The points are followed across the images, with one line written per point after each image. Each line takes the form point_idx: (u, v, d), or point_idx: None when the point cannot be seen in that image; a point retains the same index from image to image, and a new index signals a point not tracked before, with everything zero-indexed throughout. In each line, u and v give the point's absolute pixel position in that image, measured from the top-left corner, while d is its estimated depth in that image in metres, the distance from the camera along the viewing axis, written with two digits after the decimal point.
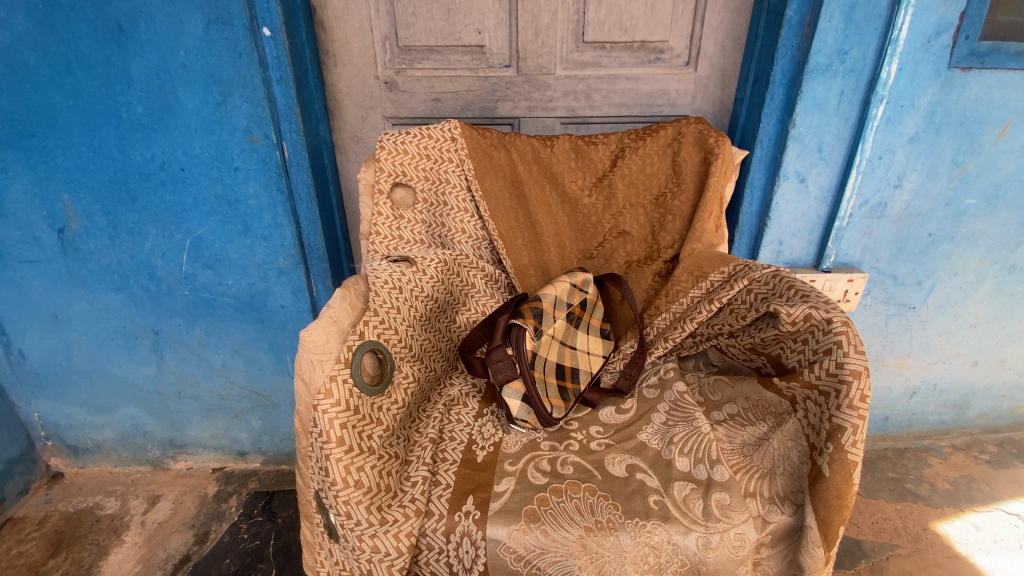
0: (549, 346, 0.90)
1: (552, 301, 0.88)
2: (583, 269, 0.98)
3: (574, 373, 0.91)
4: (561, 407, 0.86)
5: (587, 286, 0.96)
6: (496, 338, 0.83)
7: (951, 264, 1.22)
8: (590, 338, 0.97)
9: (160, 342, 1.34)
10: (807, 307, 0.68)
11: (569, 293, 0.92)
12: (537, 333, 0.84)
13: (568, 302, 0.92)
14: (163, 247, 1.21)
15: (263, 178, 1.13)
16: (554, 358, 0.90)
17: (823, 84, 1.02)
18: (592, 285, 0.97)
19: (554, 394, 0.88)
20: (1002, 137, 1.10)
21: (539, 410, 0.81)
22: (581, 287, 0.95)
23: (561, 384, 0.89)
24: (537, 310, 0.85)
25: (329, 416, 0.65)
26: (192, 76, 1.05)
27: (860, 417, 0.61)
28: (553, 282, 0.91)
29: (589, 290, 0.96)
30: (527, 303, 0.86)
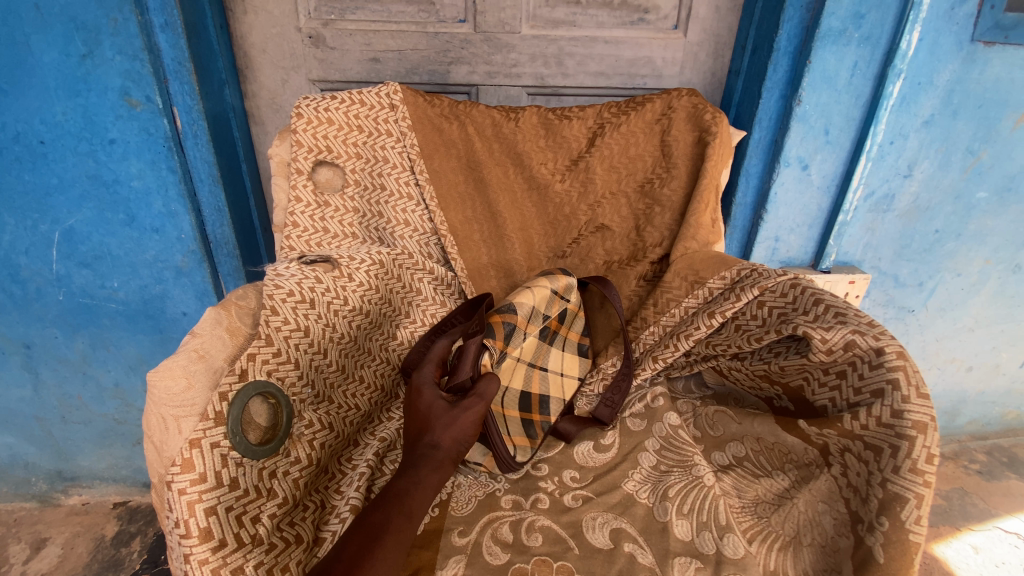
0: (514, 368, 0.72)
1: (527, 313, 0.70)
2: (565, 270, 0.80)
3: (542, 404, 0.74)
4: (527, 448, 0.69)
5: (570, 293, 0.77)
6: (461, 370, 0.57)
7: (955, 264, 1.11)
8: (565, 358, 0.79)
9: (33, 358, 1.08)
10: (848, 331, 0.52)
11: (549, 302, 0.74)
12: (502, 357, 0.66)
13: (546, 313, 0.74)
14: (26, 241, 0.96)
15: (148, 155, 0.88)
16: (518, 386, 0.73)
17: (834, 53, 0.87)
18: (577, 292, 0.79)
19: (518, 431, 0.70)
20: (1020, 123, 0.98)
21: (499, 454, 0.64)
22: (563, 294, 0.76)
23: (527, 418, 0.72)
24: (507, 326, 0.67)
25: (188, 500, 0.44)
26: (44, 19, 0.80)
27: (927, 486, 0.45)
28: (531, 286, 0.72)
29: (571, 299, 0.78)
30: (499, 314, 0.68)
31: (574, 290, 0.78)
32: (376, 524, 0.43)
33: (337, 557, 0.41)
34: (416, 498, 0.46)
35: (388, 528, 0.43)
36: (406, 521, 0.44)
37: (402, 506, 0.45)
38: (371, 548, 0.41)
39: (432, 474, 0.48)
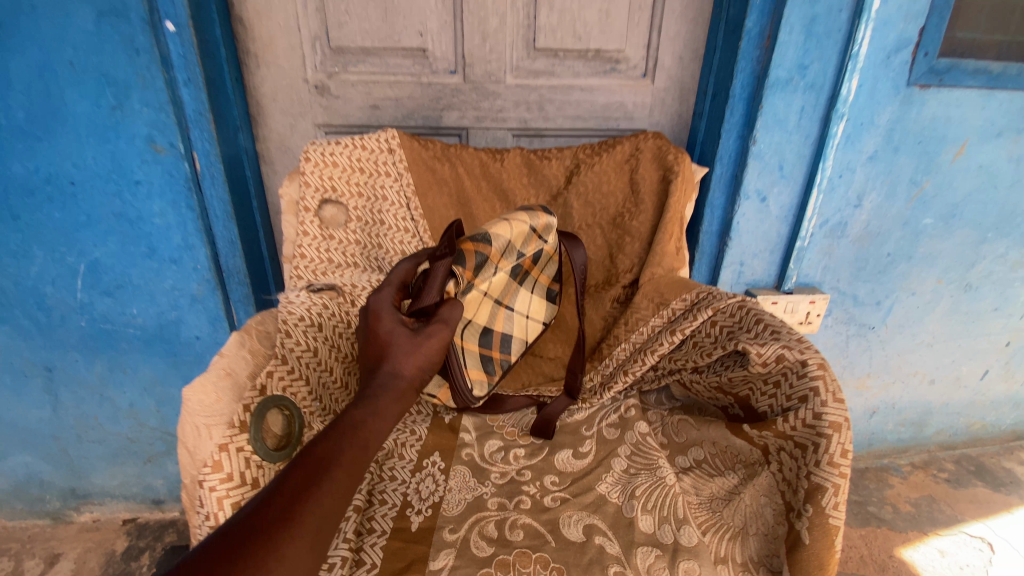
0: (481, 303, 0.75)
1: (501, 247, 0.74)
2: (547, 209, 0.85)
3: (505, 343, 0.82)
4: (485, 384, 0.79)
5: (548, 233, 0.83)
6: (427, 296, 0.61)
7: (909, 284, 1.21)
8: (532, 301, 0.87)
9: (54, 381, 1.16)
10: (779, 346, 0.60)
11: (526, 238, 0.79)
12: (467, 288, 0.70)
13: (521, 250, 0.79)
14: (53, 272, 1.04)
15: (170, 194, 0.98)
16: (484, 321, 0.78)
17: (783, 99, 0.97)
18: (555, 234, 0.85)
19: (478, 365, 0.77)
20: (958, 157, 1.09)
21: (456, 383, 0.73)
22: (541, 234, 0.81)
23: (489, 354, 0.79)
24: (477, 257, 0.71)
25: (217, 496, 0.52)
26: (82, 77, 0.90)
27: (842, 476, 0.53)
28: (509, 219, 0.77)
29: (548, 240, 0.83)
30: (473, 246, 0.71)
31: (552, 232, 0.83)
32: (326, 456, 0.41)
33: (280, 488, 0.39)
34: (373, 430, 0.45)
35: (339, 461, 0.41)
36: (362, 452, 0.43)
37: (356, 441, 0.43)
38: (318, 478, 0.40)
39: (391, 405, 0.48)
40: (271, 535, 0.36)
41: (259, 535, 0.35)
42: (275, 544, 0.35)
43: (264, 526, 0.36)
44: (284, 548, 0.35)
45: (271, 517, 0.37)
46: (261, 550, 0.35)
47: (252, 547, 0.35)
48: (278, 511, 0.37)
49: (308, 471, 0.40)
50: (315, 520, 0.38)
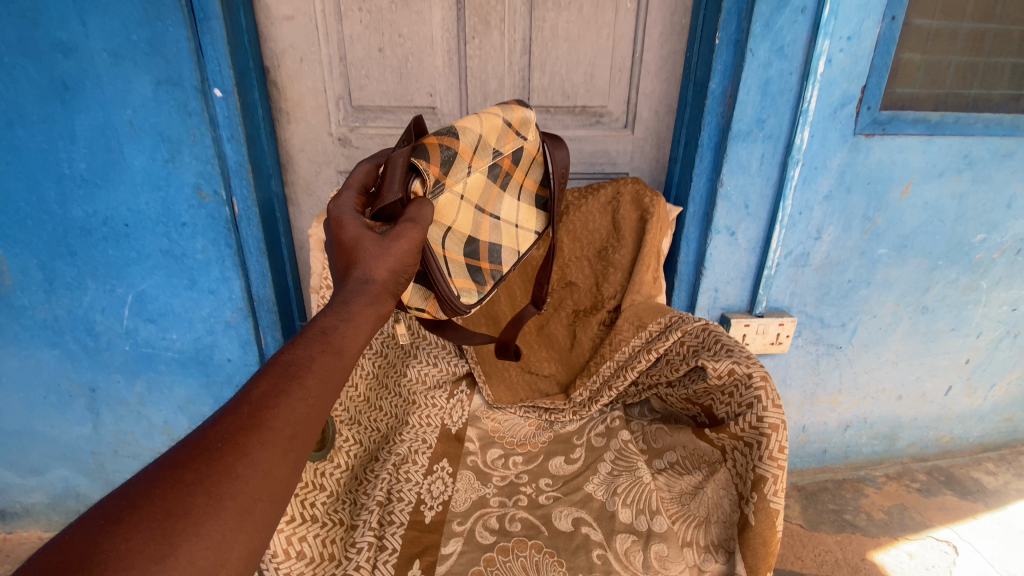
0: (460, 206, 0.74)
1: (472, 144, 0.72)
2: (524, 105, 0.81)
3: (494, 253, 0.82)
4: (474, 291, 0.80)
5: (526, 129, 0.79)
6: (390, 194, 0.62)
7: (870, 307, 1.34)
8: (520, 209, 0.85)
9: (97, 400, 1.29)
10: (731, 362, 0.73)
11: (502, 134, 0.76)
12: (437, 186, 0.69)
13: (497, 146, 0.75)
14: (103, 302, 1.18)
15: (212, 234, 1.12)
16: (467, 228, 0.77)
17: (745, 148, 1.12)
18: (536, 129, 0.80)
19: (466, 275, 0.79)
20: (905, 194, 1.22)
21: (442, 293, 0.73)
22: (518, 128, 0.78)
23: (478, 265, 0.81)
24: (443, 153, 0.69)
25: None
26: (139, 134, 1.04)
27: (780, 468, 0.65)
28: (480, 115, 0.74)
29: (527, 135, 0.79)
30: (437, 141, 0.70)
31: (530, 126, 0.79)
32: (296, 362, 0.42)
33: (248, 395, 0.40)
34: (345, 338, 0.46)
35: (313, 370, 0.42)
36: (339, 358, 0.45)
37: (330, 352, 0.44)
38: (288, 387, 0.41)
39: (366, 311, 0.50)
40: (239, 439, 0.37)
41: (222, 447, 0.36)
42: (244, 452, 0.36)
43: (230, 431, 0.37)
44: (253, 452, 0.37)
45: (239, 422, 0.38)
46: (229, 455, 0.36)
47: (219, 453, 0.36)
48: (247, 413, 0.38)
49: (278, 380, 0.41)
50: (286, 426, 0.39)
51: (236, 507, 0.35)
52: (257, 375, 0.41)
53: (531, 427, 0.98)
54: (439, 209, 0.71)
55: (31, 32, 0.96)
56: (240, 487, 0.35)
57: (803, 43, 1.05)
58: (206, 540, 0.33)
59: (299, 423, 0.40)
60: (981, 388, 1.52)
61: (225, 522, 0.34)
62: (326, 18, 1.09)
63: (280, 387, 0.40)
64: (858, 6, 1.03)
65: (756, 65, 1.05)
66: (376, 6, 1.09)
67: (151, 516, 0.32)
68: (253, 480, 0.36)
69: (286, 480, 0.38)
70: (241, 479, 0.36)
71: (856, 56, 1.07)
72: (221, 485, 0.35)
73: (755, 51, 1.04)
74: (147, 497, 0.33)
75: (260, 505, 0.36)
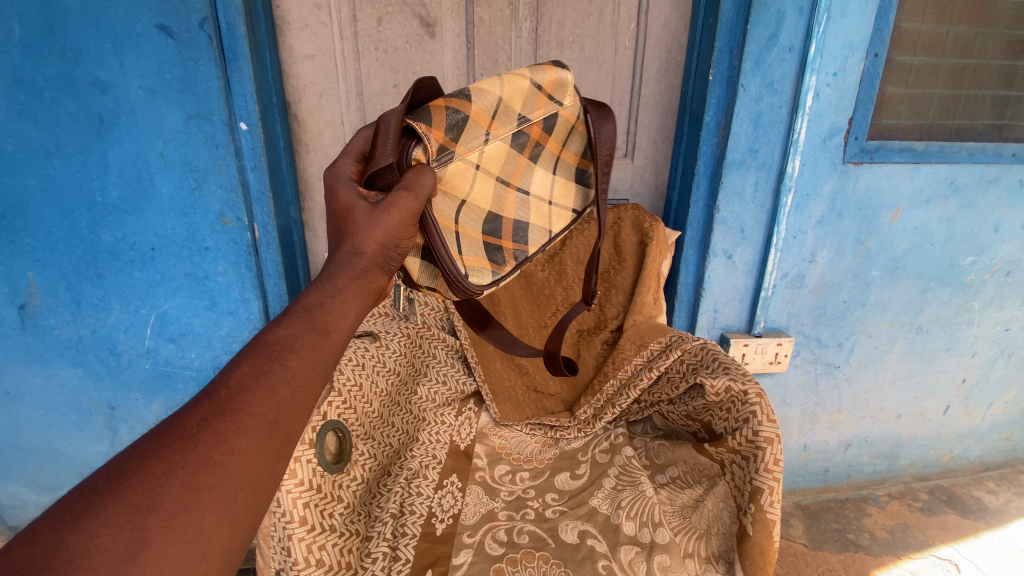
0: (476, 177, 0.72)
1: (488, 108, 0.70)
2: (560, 65, 0.78)
3: (517, 233, 0.81)
4: (488, 273, 0.78)
5: (557, 91, 0.76)
6: (381, 159, 0.63)
7: (866, 327, 1.38)
8: (555, 184, 0.83)
9: (115, 417, 1.33)
10: (727, 379, 0.77)
11: (527, 97, 0.73)
12: (443, 151, 0.66)
13: (521, 111, 0.73)
14: (126, 322, 1.23)
15: (233, 257, 1.18)
16: (488, 202, 0.76)
17: (740, 176, 1.18)
18: (571, 92, 0.77)
19: (482, 254, 0.78)
20: (895, 219, 1.27)
21: (448, 269, 0.71)
22: (548, 92, 0.75)
23: (497, 244, 0.79)
24: (450, 117, 0.67)
25: (292, 497, 0.69)
26: (168, 164, 1.11)
27: (776, 479, 0.69)
28: (502, 77, 0.71)
29: (561, 100, 0.76)
30: (445, 105, 0.68)
31: (563, 89, 0.76)
32: (279, 344, 0.45)
33: (226, 381, 0.42)
34: (329, 316, 0.50)
35: (295, 354, 0.45)
36: (324, 338, 0.48)
37: (314, 333, 0.48)
38: (268, 370, 0.43)
39: (351, 285, 0.54)
40: (216, 426, 0.39)
41: (197, 434, 0.38)
42: (218, 438, 0.39)
43: (207, 418, 0.39)
44: (228, 438, 0.39)
45: (214, 409, 0.40)
46: (204, 442, 0.38)
47: (194, 441, 0.38)
48: (226, 398, 0.41)
49: (257, 365, 0.43)
50: (264, 412, 0.41)
51: (213, 497, 0.37)
52: (234, 361, 0.43)
53: (537, 444, 1.01)
54: (449, 179, 0.69)
55: (73, 71, 1.04)
56: (215, 476, 0.37)
57: (792, 79, 1.11)
58: (180, 533, 0.35)
59: (276, 407, 0.42)
60: (979, 407, 1.55)
61: (203, 511, 0.36)
62: (345, 57, 1.18)
63: (260, 371, 0.43)
64: (842, 44, 1.10)
65: (748, 99, 1.12)
66: (393, 46, 1.18)
67: (121, 510, 0.34)
68: (230, 468, 0.38)
69: (267, 469, 0.40)
70: (216, 467, 0.38)
71: (842, 90, 1.14)
72: (196, 474, 0.37)
73: (746, 86, 1.11)
74: (114, 490, 0.35)
75: (241, 494, 0.39)
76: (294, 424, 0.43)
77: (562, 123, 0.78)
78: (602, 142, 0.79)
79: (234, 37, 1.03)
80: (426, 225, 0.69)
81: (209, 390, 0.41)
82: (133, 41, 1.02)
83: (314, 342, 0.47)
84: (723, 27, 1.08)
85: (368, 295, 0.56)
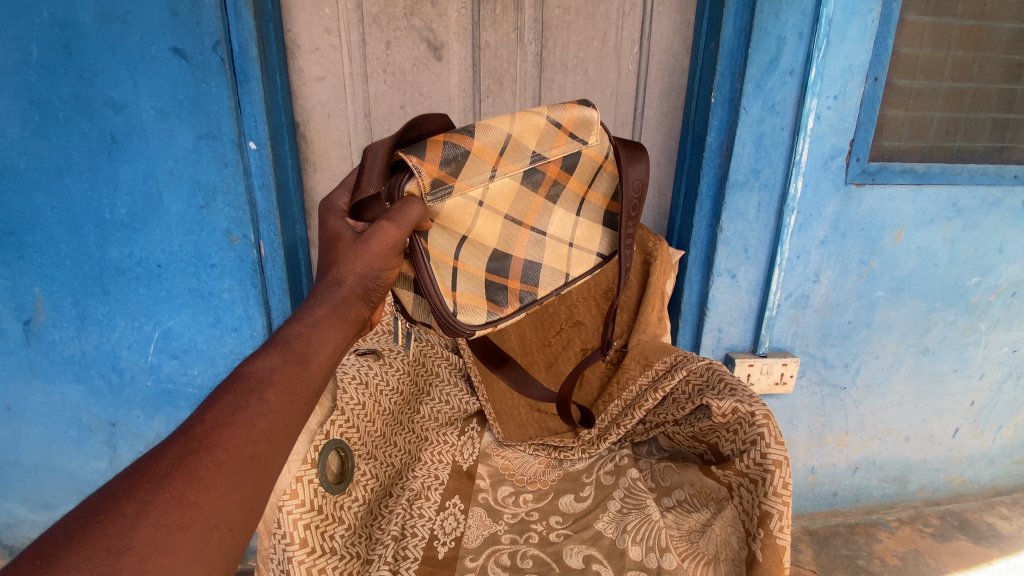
0: (478, 212, 0.73)
1: (495, 145, 0.71)
2: (588, 103, 0.77)
3: (525, 273, 0.80)
4: (483, 312, 0.79)
5: (580, 130, 0.76)
6: (366, 188, 0.68)
7: (872, 348, 1.37)
8: (580, 227, 0.83)
9: (115, 434, 1.32)
10: (734, 401, 0.76)
11: (543, 135, 0.73)
12: (438, 184, 0.67)
13: (535, 148, 0.73)
14: (130, 338, 1.23)
15: (238, 274, 1.19)
16: (495, 241, 0.77)
17: (743, 196, 1.19)
18: (596, 131, 0.76)
19: (479, 293, 0.79)
20: (898, 240, 1.27)
21: (437, 306, 0.73)
22: (569, 130, 0.75)
23: (500, 284, 0.80)
24: (448, 152, 0.68)
25: (293, 518, 0.68)
26: (178, 182, 1.12)
27: (785, 504, 0.68)
28: (515, 113, 0.72)
29: (581, 138, 0.76)
30: (445, 137, 0.68)
31: (587, 127, 0.76)
32: (259, 378, 0.52)
33: (203, 417, 0.48)
34: (309, 349, 0.57)
35: (270, 389, 0.52)
36: (302, 370, 0.55)
37: (289, 366, 0.54)
38: (244, 406, 0.49)
39: (328, 315, 0.62)
40: (190, 464, 0.44)
41: (173, 471, 0.44)
42: (192, 474, 0.44)
43: (182, 456, 0.45)
44: (201, 474, 0.44)
45: (190, 446, 0.45)
46: (180, 480, 0.43)
47: (169, 480, 0.43)
48: (202, 433, 0.46)
49: (232, 403, 0.49)
50: (242, 446, 0.47)
51: (187, 534, 0.42)
52: (212, 399, 0.50)
53: (541, 465, 1.00)
54: (447, 214, 0.70)
55: (87, 91, 1.06)
56: (190, 514, 0.42)
57: (793, 102, 1.13)
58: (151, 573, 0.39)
59: (249, 442, 0.48)
60: (989, 430, 1.52)
61: (178, 548, 0.41)
62: (354, 79, 1.20)
63: (236, 408, 0.49)
64: (842, 68, 1.12)
65: (750, 121, 1.13)
66: (400, 69, 1.20)
67: (94, 553, 0.38)
68: (204, 505, 0.43)
69: (240, 504, 0.46)
70: (190, 502, 0.43)
71: (843, 112, 1.15)
72: (171, 513, 0.42)
73: (748, 108, 1.12)
74: (89, 532, 0.39)
75: (217, 532, 0.43)
76: (268, 458, 0.49)
77: (585, 162, 0.79)
78: (630, 184, 0.79)
79: (246, 59, 1.05)
80: (415, 259, 0.72)
81: (185, 429, 0.46)
82: (148, 63, 1.05)
83: (288, 378, 0.54)
84: (724, 51, 1.10)
85: (348, 323, 0.63)
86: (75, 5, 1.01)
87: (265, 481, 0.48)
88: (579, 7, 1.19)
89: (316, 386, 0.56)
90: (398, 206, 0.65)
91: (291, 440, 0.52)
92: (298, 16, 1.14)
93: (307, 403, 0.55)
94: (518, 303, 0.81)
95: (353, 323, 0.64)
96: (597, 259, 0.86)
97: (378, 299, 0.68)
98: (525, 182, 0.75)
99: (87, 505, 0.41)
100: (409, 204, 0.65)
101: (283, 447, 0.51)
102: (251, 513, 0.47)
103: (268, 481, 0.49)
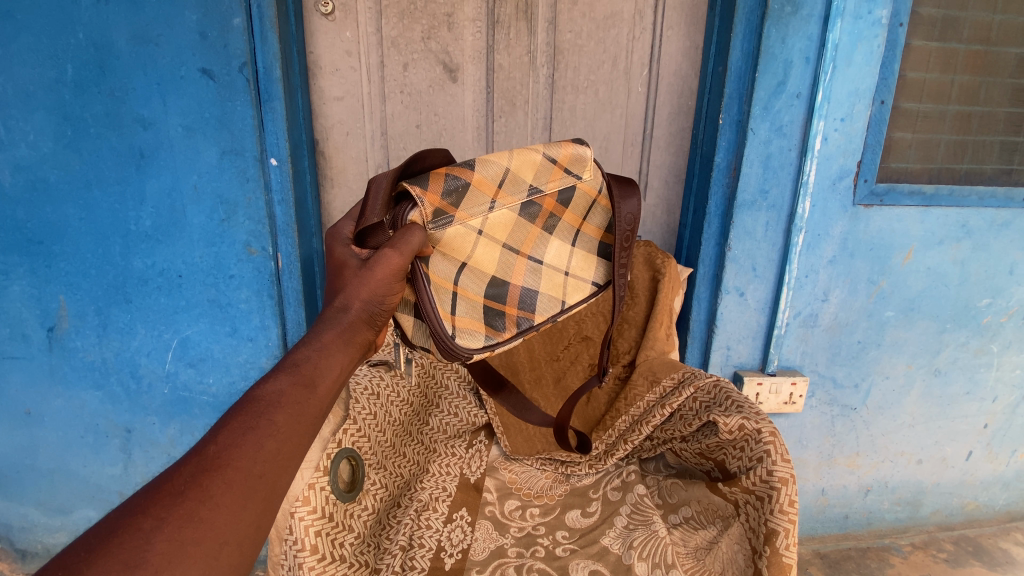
0: (477, 241, 0.76)
1: (494, 177, 0.74)
2: (580, 142, 0.83)
3: (523, 297, 0.82)
4: (481, 336, 0.80)
5: (574, 165, 0.80)
6: (370, 216, 0.71)
7: (882, 368, 1.36)
8: (575, 258, 0.86)
9: (131, 441, 1.35)
10: (741, 418, 0.77)
11: (540, 169, 0.77)
12: (442, 219, 0.71)
13: (532, 182, 0.77)
14: (149, 346, 1.27)
15: (256, 286, 1.22)
16: (492, 266, 0.79)
17: (750, 216, 1.20)
18: (590, 167, 0.82)
19: (478, 317, 0.80)
20: (907, 260, 1.28)
21: (436, 329, 0.74)
22: (563, 165, 0.80)
23: (498, 309, 0.81)
24: (450, 184, 0.72)
25: (305, 524, 0.69)
26: (200, 197, 1.16)
27: (791, 521, 0.68)
28: (514, 150, 0.76)
29: (574, 172, 0.80)
30: (451, 170, 0.73)
31: (580, 163, 0.81)
32: (268, 399, 0.54)
33: (215, 439, 0.49)
34: (319, 373, 0.59)
35: (279, 411, 0.53)
36: (307, 391, 0.57)
37: (297, 389, 0.56)
38: (254, 426, 0.51)
39: (335, 340, 0.63)
40: (202, 482, 0.46)
41: (185, 490, 0.45)
42: (203, 493, 0.46)
43: (195, 475, 0.46)
44: (212, 492, 0.46)
45: (202, 466, 0.47)
46: (192, 498, 0.45)
47: (182, 498, 0.45)
48: (213, 452, 0.48)
49: (243, 423, 0.51)
50: (253, 466, 0.49)
51: (198, 550, 0.43)
52: (222, 419, 0.51)
53: (548, 480, 1.00)
54: (448, 241, 0.73)
55: (118, 109, 1.11)
56: (201, 530, 0.44)
57: (800, 123, 1.15)
58: None
59: (257, 462, 0.49)
60: (1003, 454, 1.50)
61: (190, 563, 0.43)
62: (371, 99, 1.24)
63: (246, 428, 0.51)
64: (848, 92, 1.14)
65: (757, 142, 1.15)
66: (416, 90, 1.24)
67: (110, 567, 0.40)
68: (214, 522, 0.45)
69: (249, 521, 0.47)
70: (200, 520, 0.44)
71: (850, 134, 1.17)
72: (183, 529, 0.43)
73: (756, 130, 1.14)
74: (106, 547, 0.41)
75: (226, 549, 0.45)
76: (277, 475, 0.51)
77: (580, 196, 0.82)
78: (622, 218, 0.82)
79: (270, 80, 1.10)
80: (417, 284, 0.73)
81: (198, 448, 0.48)
82: (177, 83, 1.10)
83: (296, 400, 0.55)
84: (731, 75, 1.13)
85: (353, 347, 0.65)
86: (110, 27, 1.06)
87: (274, 499, 0.50)
88: (591, 31, 1.23)
89: (322, 407, 0.58)
90: (399, 233, 0.69)
91: (298, 458, 0.53)
92: (320, 38, 1.19)
93: (313, 425, 0.56)
94: (516, 328, 0.82)
95: (359, 347, 0.66)
96: (593, 288, 0.88)
97: (381, 323, 0.70)
98: (522, 212, 0.78)
99: (103, 522, 0.43)
100: (410, 231, 0.69)
101: (290, 466, 0.52)
102: (259, 532, 0.48)
103: (276, 500, 0.50)
